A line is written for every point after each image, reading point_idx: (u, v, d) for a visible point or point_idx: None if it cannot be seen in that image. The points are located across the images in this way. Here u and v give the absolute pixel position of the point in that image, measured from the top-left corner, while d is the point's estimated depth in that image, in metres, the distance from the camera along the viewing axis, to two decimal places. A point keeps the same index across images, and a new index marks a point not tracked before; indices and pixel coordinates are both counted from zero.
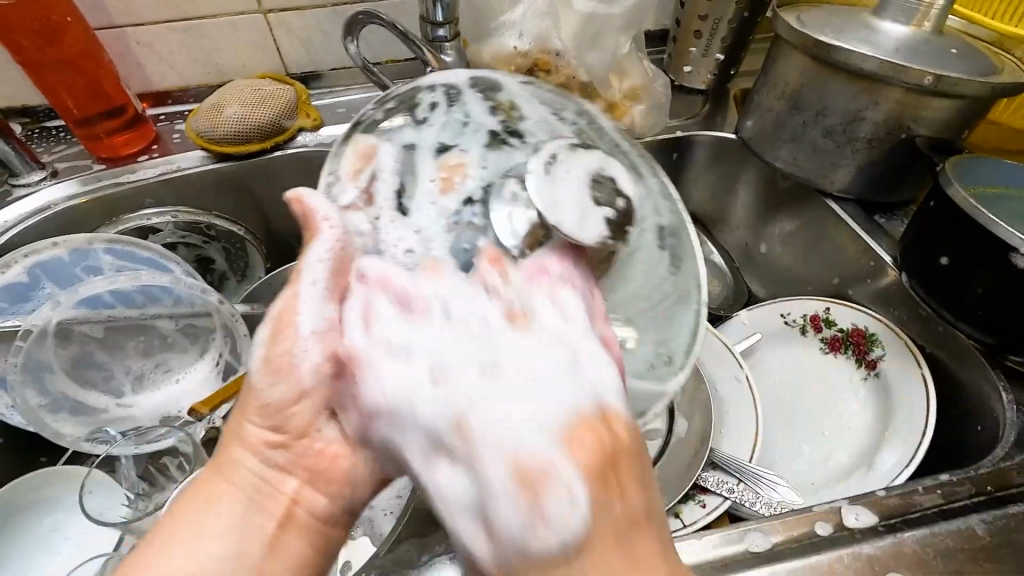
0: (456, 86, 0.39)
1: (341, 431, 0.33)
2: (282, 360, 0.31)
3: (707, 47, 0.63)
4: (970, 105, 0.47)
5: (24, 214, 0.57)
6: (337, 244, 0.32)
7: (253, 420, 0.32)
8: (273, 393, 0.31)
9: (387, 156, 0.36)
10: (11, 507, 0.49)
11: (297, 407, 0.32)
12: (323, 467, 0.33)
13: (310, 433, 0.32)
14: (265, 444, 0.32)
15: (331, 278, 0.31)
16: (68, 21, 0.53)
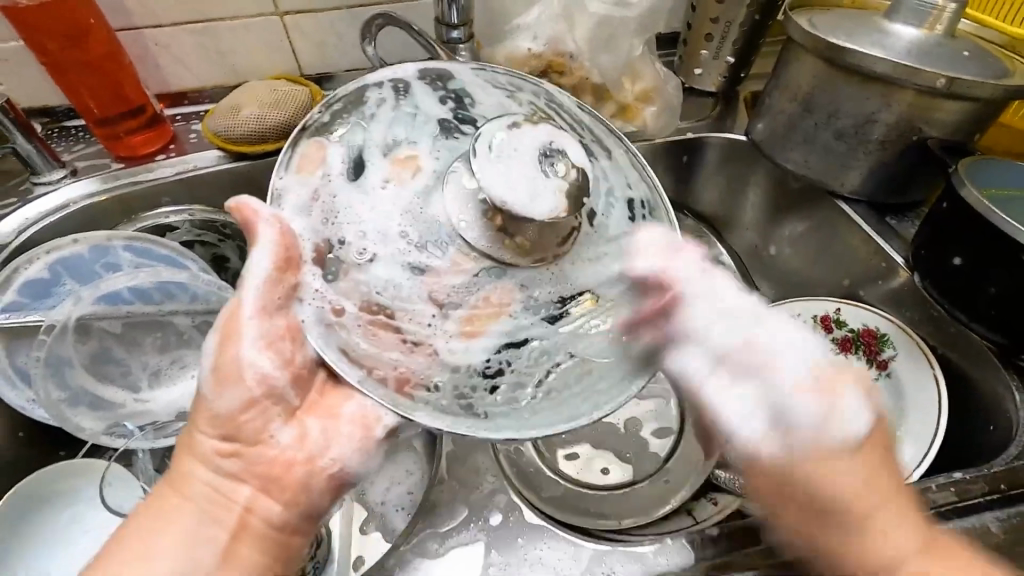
0: (403, 83, 0.41)
1: (296, 433, 0.37)
2: (229, 370, 0.36)
3: (718, 49, 0.64)
4: (983, 107, 0.47)
5: (45, 212, 0.58)
6: (278, 240, 0.35)
7: (206, 432, 0.36)
8: (222, 401, 0.35)
9: (337, 156, 0.38)
10: (32, 499, 0.50)
11: (242, 416, 0.36)
12: (278, 473, 0.36)
13: (262, 439, 0.36)
14: (213, 454, 0.36)
15: (270, 285, 0.35)
16: (91, 23, 0.54)
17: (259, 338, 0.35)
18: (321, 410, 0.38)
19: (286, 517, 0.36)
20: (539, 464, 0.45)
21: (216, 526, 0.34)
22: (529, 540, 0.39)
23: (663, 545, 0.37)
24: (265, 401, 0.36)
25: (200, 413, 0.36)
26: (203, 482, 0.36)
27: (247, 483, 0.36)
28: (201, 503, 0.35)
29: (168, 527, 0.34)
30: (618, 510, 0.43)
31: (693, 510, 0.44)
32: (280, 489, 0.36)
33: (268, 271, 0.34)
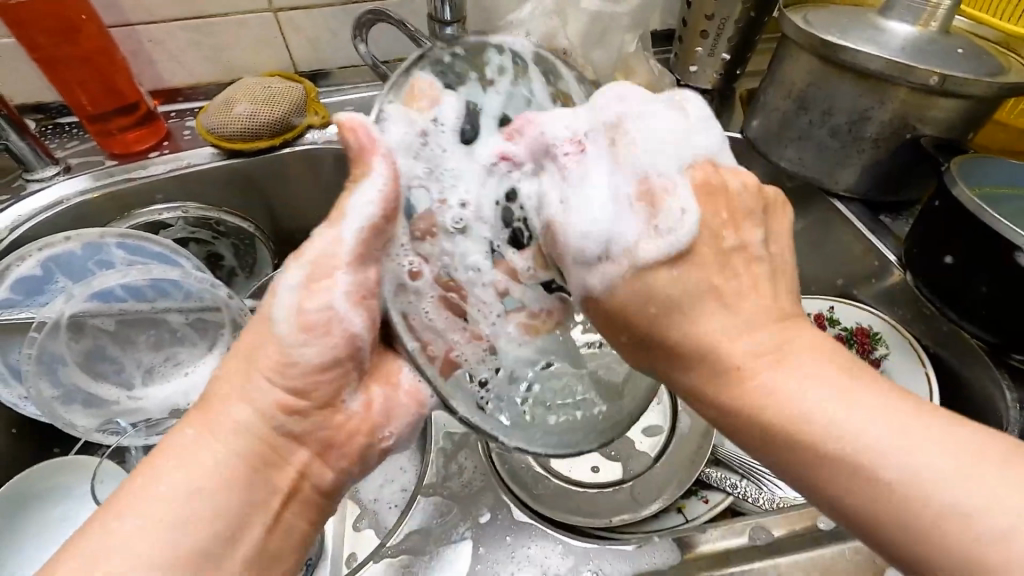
0: (522, 56, 0.36)
1: (363, 404, 0.36)
2: (315, 320, 0.32)
3: (713, 46, 0.64)
4: (977, 105, 0.47)
5: (39, 209, 0.58)
6: (387, 188, 0.31)
7: (267, 382, 0.32)
8: (305, 352, 0.32)
9: (449, 109, 0.33)
10: (26, 494, 0.50)
11: (318, 381, 0.33)
12: (338, 441, 0.35)
13: (334, 403, 0.34)
14: (274, 408, 0.32)
15: (367, 234, 0.31)
16: (83, 18, 0.54)
17: (349, 293, 0.32)
18: (381, 375, 0.36)
19: (333, 483, 0.35)
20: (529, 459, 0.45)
21: (270, 492, 0.31)
22: (517, 539, 0.39)
23: (652, 544, 0.37)
24: (344, 362, 0.34)
25: (269, 350, 0.33)
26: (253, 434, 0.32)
27: (306, 447, 0.33)
28: (233, 444, 0.31)
29: (211, 479, 0.29)
30: (617, 507, 0.43)
31: (684, 508, 0.44)
32: (339, 457, 0.35)
33: (372, 215, 0.31)
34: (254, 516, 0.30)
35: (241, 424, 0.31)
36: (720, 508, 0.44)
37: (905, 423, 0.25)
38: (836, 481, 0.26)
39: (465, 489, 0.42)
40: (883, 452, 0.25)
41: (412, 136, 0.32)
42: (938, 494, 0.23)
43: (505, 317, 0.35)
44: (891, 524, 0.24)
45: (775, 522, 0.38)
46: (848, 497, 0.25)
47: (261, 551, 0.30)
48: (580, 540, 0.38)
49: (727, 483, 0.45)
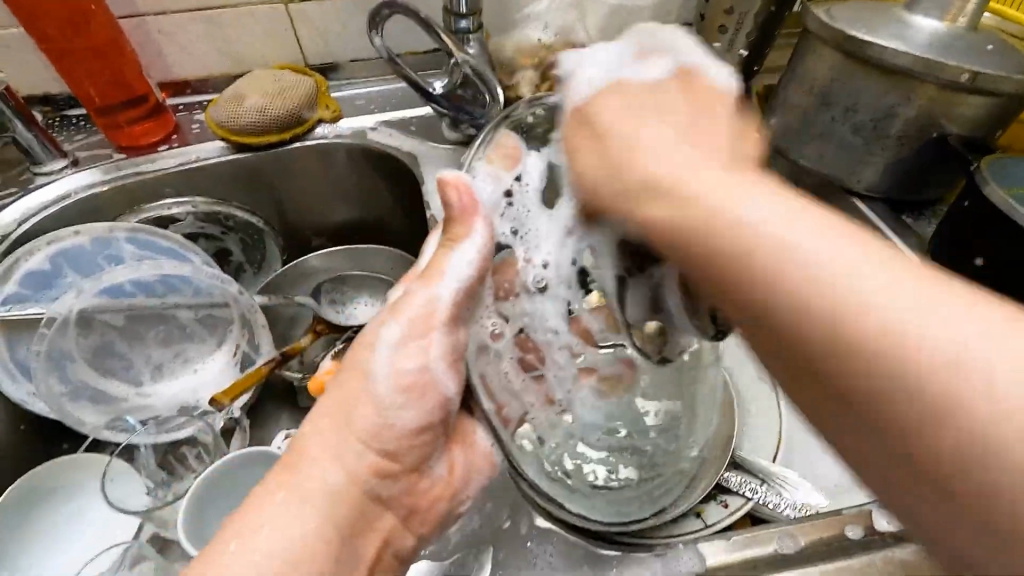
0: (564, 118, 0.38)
1: (445, 466, 0.40)
2: (414, 382, 0.36)
3: (731, 42, 0.62)
4: (1007, 103, 0.46)
5: (47, 203, 0.57)
6: (477, 254, 0.36)
7: (363, 436, 0.35)
8: (403, 415, 0.36)
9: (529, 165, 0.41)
10: (36, 492, 0.50)
11: (407, 436, 0.37)
12: (421, 505, 0.39)
13: (419, 469, 0.38)
14: (365, 469, 0.35)
15: (459, 296, 0.36)
16: (92, 9, 0.53)
17: (444, 356, 0.36)
18: (460, 443, 0.41)
19: (412, 547, 0.38)
20: None
21: (354, 546, 0.34)
22: (536, 545, 0.39)
23: (674, 552, 0.37)
24: (435, 427, 0.38)
25: (366, 405, 0.36)
26: (325, 484, 0.34)
27: (393, 512, 0.37)
28: (323, 498, 0.33)
29: (282, 526, 0.31)
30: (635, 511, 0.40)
31: (703, 513, 0.41)
32: (420, 522, 0.39)
33: (468, 273, 0.36)
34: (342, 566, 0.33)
35: (327, 482, 0.34)
36: (739, 514, 0.42)
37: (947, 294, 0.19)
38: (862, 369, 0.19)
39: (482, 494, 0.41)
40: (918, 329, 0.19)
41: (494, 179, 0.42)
42: (968, 364, 0.18)
43: (577, 384, 0.40)
44: (924, 399, 0.18)
45: (800, 531, 0.37)
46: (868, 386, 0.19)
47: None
48: (606, 548, 0.38)
49: (747, 488, 0.43)
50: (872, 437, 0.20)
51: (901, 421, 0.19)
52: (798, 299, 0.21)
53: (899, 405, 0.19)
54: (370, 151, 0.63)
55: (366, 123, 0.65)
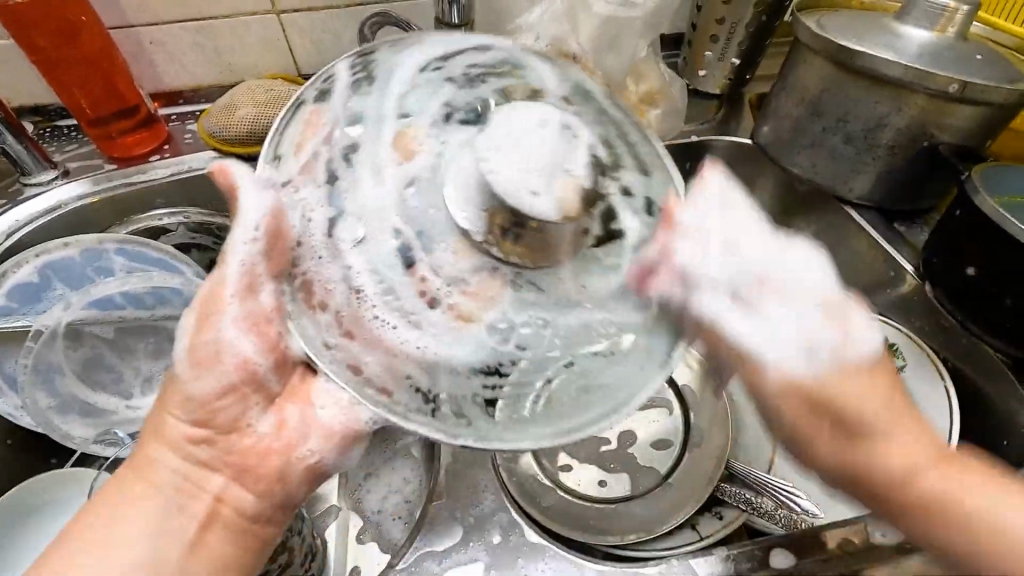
0: (427, 68, 0.32)
1: (274, 421, 0.36)
2: (205, 353, 0.34)
3: (723, 50, 0.63)
4: (997, 113, 0.46)
5: (36, 214, 0.57)
6: (264, 217, 0.30)
7: (179, 416, 0.34)
8: (198, 385, 0.34)
9: (406, 69, 0.32)
10: (22, 509, 0.49)
11: (218, 402, 0.34)
12: (252, 463, 0.35)
13: (239, 427, 0.35)
14: (184, 441, 0.34)
15: (265, 250, 0.30)
16: (83, 20, 0.53)
17: (240, 318, 0.33)
18: (298, 396, 0.36)
19: (259, 506, 0.35)
20: (538, 472, 0.44)
21: (187, 518, 0.33)
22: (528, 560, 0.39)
23: (667, 567, 0.37)
24: (244, 387, 0.35)
25: (176, 394, 0.35)
26: (170, 470, 0.34)
27: (218, 472, 0.35)
28: (172, 489, 0.34)
29: (128, 516, 0.32)
30: (629, 525, 0.42)
31: (697, 524, 0.43)
32: (254, 480, 0.35)
33: (256, 237, 0.30)
34: (172, 546, 0.32)
35: (166, 464, 0.34)
36: (732, 526, 0.42)
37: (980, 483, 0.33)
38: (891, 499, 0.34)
39: (473, 513, 0.41)
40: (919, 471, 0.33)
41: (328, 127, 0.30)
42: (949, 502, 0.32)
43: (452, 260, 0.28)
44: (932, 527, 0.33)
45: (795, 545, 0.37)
46: (876, 465, 0.33)
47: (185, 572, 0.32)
48: (597, 565, 0.38)
49: (741, 499, 0.43)
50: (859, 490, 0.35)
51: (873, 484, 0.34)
52: (906, 485, 0.33)
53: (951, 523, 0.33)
54: None
55: None
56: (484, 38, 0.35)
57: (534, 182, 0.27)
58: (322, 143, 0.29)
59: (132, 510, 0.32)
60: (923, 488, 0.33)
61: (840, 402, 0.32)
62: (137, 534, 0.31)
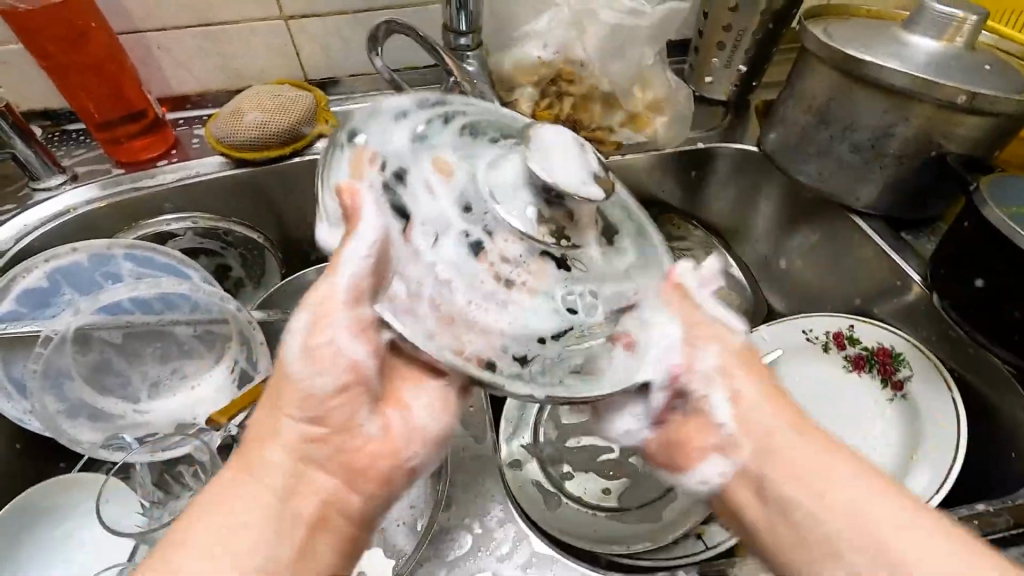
0: (400, 118, 0.39)
1: (380, 425, 0.36)
2: (323, 352, 0.34)
3: (729, 58, 0.63)
4: (1005, 123, 0.46)
5: (45, 219, 0.57)
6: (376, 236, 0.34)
7: (294, 413, 0.34)
8: (316, 381, 0.34)
9: (377, 140, 0.38)
10: (31, 512, 0.49)
11: (333, 400, 0.34)
12: (359, 467, 0.35)
13: (350, 426, 0.35)
14: (299, 439, 0.33)
15: (367, 270, 0.33)
16: (91, 26, 0.53)
17: (348, 326, 0.34)
18: (405, 381, 0.37)
19: (363, 511, 0.34)
20: (542, 477, 0.46)
21: (297, 525, 0.31)
22: (535, 569, 0.39)
23: None
24: (355, 386, 0.35)
25: (287, 390, 0.34)
26: (273, 466, 0.33)
27: (331, 474, 0.34)
28: (282, 486, 0.32)
29: (233, 499, 0.31)
30: (636, 534, 0.43)
31: (704, 534, 0.42)
32: (365, 481, 0.35)
33: (365, 256, 0.33)
34: (284, 550, 0.30)
35: (278, 464, 0.33)
36: (738, 539, 0.42)
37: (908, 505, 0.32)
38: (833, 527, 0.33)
39: (480, 523, 0.41)
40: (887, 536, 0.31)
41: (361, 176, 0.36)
42: (852, 561, 0.31)
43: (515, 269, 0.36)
44: (819, 546, 0.33)
45: None
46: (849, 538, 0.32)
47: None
48: (604, 573, 0.38)
49: None
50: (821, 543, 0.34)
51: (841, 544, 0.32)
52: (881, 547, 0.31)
53: (833, 571, 0.32)
54: None
55: None
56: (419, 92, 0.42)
57: (582, 175, 0.35)
58: (382, 179, 0.36)
59: (235, 512, 0.30)
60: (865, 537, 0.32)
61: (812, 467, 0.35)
62: (247, 536, 0.30)
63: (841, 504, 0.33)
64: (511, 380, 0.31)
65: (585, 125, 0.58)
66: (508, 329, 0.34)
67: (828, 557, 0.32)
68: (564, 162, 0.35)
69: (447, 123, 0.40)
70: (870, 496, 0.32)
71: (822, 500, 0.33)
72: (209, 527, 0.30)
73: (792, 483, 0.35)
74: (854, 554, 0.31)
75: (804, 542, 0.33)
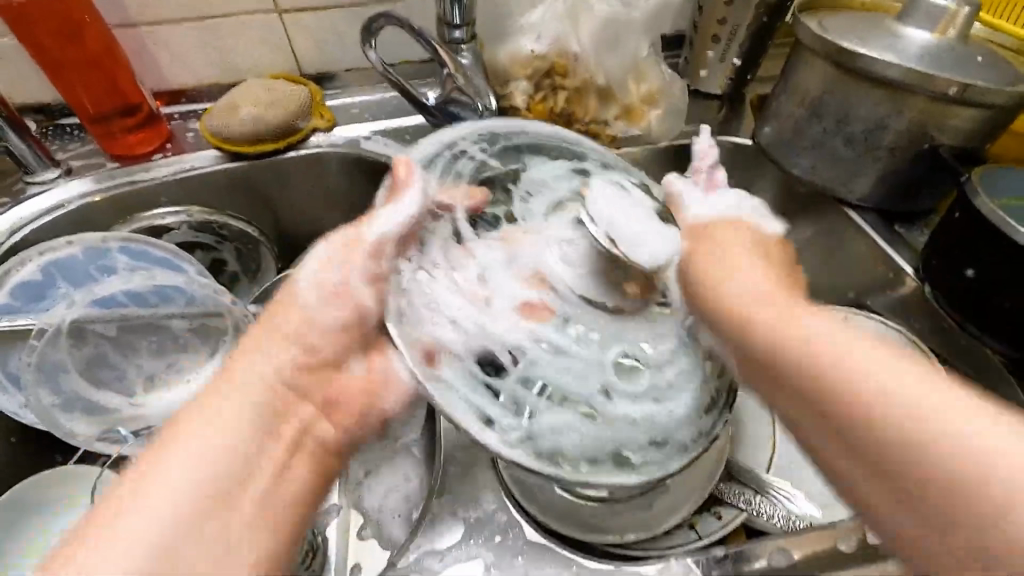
0: (466, 150, 0.43)
1: (366, 368, 0.41)
2: (342, 292, 0.38)
3: (724, 51, 0.63)
4: (997, 116, 0.46)
5: (40, 212, 0.57)
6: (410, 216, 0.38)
7: (270, 348, 0.37)
8: (328, 313, 0.38)
9: (440, 166, 0.41)
10: (28, 505, 0.49)
11: (325, 345, 0.39)
12: (341, 398, 0.40)
13: (339, 364, 0.40)
14: (290, 381, 0.37)
15: (394, 241, 0.38)
16: (86, 19, 0.53)
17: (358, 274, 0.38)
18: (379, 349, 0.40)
19: (336, 443, 0.38)
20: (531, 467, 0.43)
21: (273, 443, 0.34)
22: (528, 557, 0.39)
23: (667, 566, 0.37)
24: (354, 328, 0.39)
25: (293, 315, 0.38)
26: (255, 380, 0.35)
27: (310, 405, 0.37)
28: (232, 432, 0.32)
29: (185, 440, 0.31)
30: (631, 522, 0.42)
31: (696, 524, 0.43)
32: (339, 419, 0.39)
33: (400, 225, 0.38)
34: (257, 467, 0.32)
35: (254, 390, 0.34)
36: (733, 526, 0.43)
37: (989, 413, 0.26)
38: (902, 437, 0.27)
39: (474, 512, 0.41)
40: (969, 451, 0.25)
41: (435, 194, 0.40)
42: (964, 436, 0.25)
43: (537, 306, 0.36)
44: (884, 426, 0.28)
45: (793, 545, 0.37)
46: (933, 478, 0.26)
47: (270, 498, 0.32)
48: (596, 562, 0.39)
49: (740, 499, 0.44)
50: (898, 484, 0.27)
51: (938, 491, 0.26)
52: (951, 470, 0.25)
53: (885, 438, 0.27)
54: (364, 158, 0.63)
55: (360, 132, 0.65)
56: (472, 124, 0.45)
57: (653, 230, 0.35)
58: (438, 202, 0.39)
59: (209, 429, 0.32)
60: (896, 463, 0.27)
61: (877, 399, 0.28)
62: (213, 455, 0.31)
63: (850, 369, 0.29)
64: (558, 421, 0.33)
65: (580, 118, 0.58)
66: (582, 349, 0.35)
67: (908, 438, 0.27)
68: (627, 215, 0.35)
69: (460, 156, 0.42)
70: (852, 349, 0.30)
71: (844, 356, 0.30)
72: (186, 449, 0.31)
73: (774, 327, 0.33)
74: (884, 392, 0.28)
75: (835, 400, 0.29)
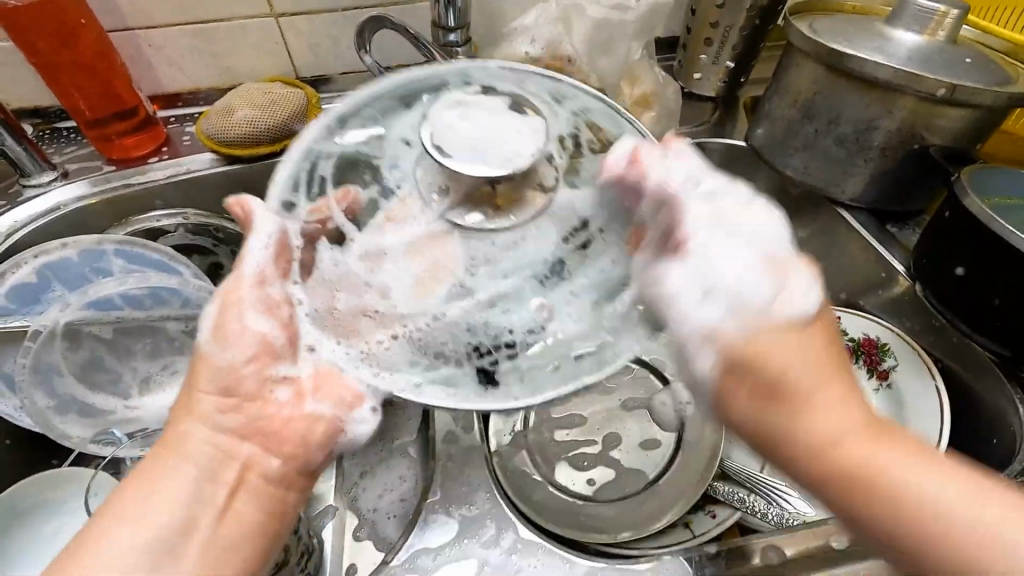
0: (321, 151, 0.40)
1: (293, 388, 0.39)
2: (230, 331, 0.38)
3: (716, 54, 0.63)
4: (984, 116, 0.47)
5: (35, 215, 0.57)
6: (275, 232, 0.38)
7: (207, 389, 0.37)
8: (228, 354, 0.38)
9: (282, 201, 0.39)
10: (20, 508, 0.49)
11: (244, 369, 0.38)
12: (277, 429, 0.38)
13: (263, 395, 0.38)
14: (212, 412, 0.37)
15: (273, 260, 0.38)
16: (81, 23, 0.53)
17: (256, 304, 0.38)
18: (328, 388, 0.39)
19: (284, 470, 0.38)
20: (529, 467, 0.46)
21: (217, 486, 0.35)
22: (524, 556, 0.39)
23: (660, 564, 0.37)
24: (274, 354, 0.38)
25: (205, 373, 0.37)
26: (202, 442, 0.36)
27: (250, 441, 0.37)
28: (201, 463, 0.35)
29: (156, 485, 0.33)
30: (624, 523, 0.43)
31: (691, 523, 0.43)
32: (280, 445, 0.38)
33: (269, 251, 0.38)
34: (203, 508, 0.34)
35: (198, 438, 0.36)
36: (726, 526, 0.43)
37: (936, 469, 0.29)
38: (826, 478, 0.31)
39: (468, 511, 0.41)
40: (910, 489, 0.29)
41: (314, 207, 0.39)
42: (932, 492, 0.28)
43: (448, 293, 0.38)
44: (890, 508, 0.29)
45: (785, 542, 0.37)
46: (840, 457, 0.30)
47: (218, 533, 0.33)
48: (589, 560, 0.38)
49: (735, 498, 0.44)
50: (856, 503, 0.30)
51: (834, 464, 0.30)
52: (880, 488, 0.29)
53: (887, 497, 0.29)
54: None
55: None
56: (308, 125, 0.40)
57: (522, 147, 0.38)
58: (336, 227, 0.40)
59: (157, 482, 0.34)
60: (834, 458, 0.30)
61: (778, 369, 0.31)
62: (161, 513, 0.32)
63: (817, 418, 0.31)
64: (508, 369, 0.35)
65: None
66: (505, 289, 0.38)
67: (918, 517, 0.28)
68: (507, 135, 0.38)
69: (323, 157, 0.40)
70: (863, 441, 0.30)
71: (856, 435, 0.30)
72: (143, 495, 0.33)
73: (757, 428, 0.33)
74: (885, 455, 0.30)
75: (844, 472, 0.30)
